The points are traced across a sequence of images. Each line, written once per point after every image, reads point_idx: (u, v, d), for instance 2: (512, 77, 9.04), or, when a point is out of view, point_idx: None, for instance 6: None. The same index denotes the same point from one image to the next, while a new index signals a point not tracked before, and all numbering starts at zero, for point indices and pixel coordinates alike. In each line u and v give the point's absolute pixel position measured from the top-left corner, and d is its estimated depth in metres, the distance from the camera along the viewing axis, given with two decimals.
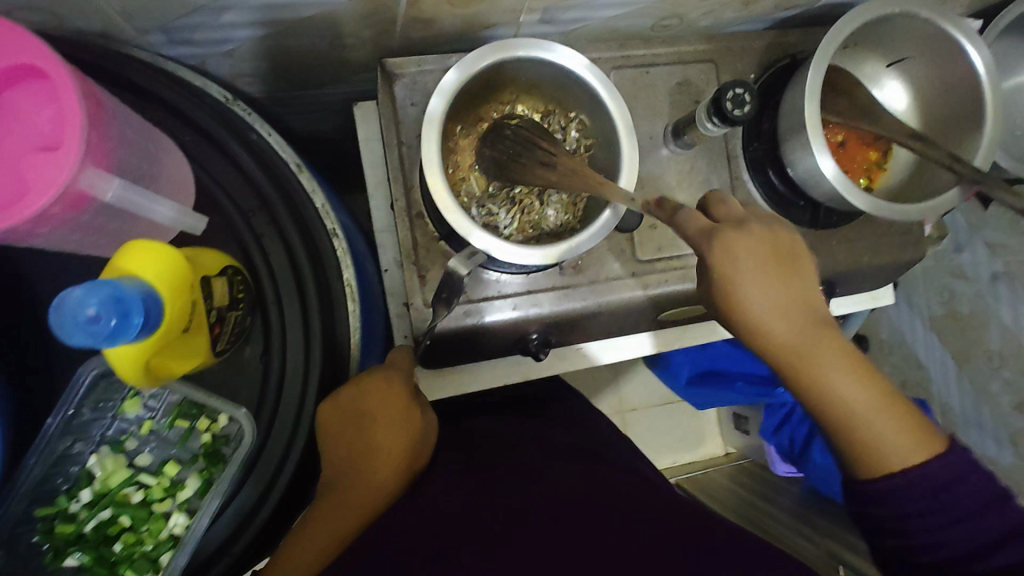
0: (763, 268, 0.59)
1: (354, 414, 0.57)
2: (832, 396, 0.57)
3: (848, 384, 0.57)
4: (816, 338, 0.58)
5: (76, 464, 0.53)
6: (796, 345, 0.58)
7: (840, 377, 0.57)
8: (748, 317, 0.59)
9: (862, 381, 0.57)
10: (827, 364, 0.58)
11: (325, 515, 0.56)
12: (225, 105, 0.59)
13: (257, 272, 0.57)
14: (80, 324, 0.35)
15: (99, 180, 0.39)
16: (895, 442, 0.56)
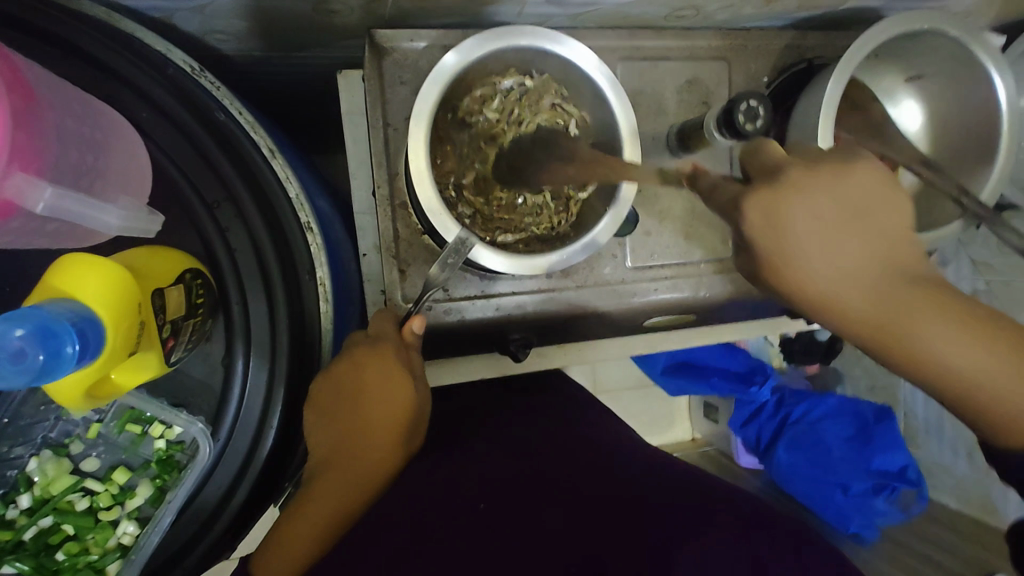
0: (835, 218, 0.45)
1: (347, 389, 0.52)
2: (932, 354, 0.46)
3: (945, 332, 0.45)
4: (900, 302, 0.46)
5: (14, 468, 0.50)
6: (887, 308, 0.46)
7: (944, 341, 0.45)
8: (829, 307, 0.47)
9: (976, 338, 0.45)
10: (917, 312, 0.45)
11: (320, 496, 0.53)
12: (188, 76, 0.52)
13: (221, 269, 0.52)
14: (4, 363, 0.32)
15: (28, 186, 0.34)
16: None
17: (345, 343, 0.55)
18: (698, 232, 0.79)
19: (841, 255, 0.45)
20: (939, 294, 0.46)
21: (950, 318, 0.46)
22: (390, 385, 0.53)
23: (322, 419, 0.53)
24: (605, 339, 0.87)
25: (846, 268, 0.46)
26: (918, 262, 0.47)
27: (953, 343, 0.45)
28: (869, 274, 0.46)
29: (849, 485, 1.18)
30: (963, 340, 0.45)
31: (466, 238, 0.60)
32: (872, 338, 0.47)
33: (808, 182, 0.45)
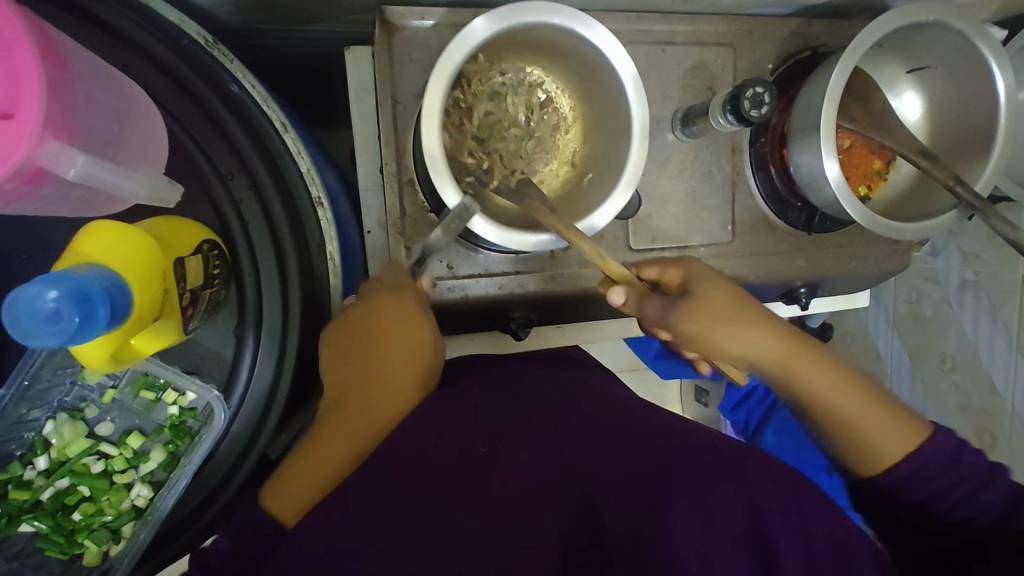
0: (739, 314, 0.55)
1: (361, 332, 0.56)
2: (863, 437, 0.52)
3: (850, 398, 0.53)
4: (787, 357, 0.54)
5: (31, 430, 0.51)
6: (789, 371, 0.54)
7: (825, 379, 0.54)
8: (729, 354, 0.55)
9: (844, 382, 0.54)
10: (810, 373, 0.54)
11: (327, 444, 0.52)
12: (201, 49, 0.51)
13: (234, 241, 0.53)
14: (41, 323, 0.34)
15: (61, 153, 0.35)
16: (886, 436, 0.52)
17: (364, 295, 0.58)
18: (698, 216, 0.80)
19: (747, 337, 0.54)
20: (739, 301, 0.55)
21: (888, 405, 0.53)
22: (410, 331, 0.57)
23: (339, 359, 0.56)
24: (604, 321, 0.88)
25: (770, 353, 0.54)
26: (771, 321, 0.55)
27: (855, 405, 0.53)
28: (917, 433, 0.52)
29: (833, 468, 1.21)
30: (861, 397, 0.54)
31: (469, 205, 0.60)
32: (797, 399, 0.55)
33: (699, 286, 0.55)
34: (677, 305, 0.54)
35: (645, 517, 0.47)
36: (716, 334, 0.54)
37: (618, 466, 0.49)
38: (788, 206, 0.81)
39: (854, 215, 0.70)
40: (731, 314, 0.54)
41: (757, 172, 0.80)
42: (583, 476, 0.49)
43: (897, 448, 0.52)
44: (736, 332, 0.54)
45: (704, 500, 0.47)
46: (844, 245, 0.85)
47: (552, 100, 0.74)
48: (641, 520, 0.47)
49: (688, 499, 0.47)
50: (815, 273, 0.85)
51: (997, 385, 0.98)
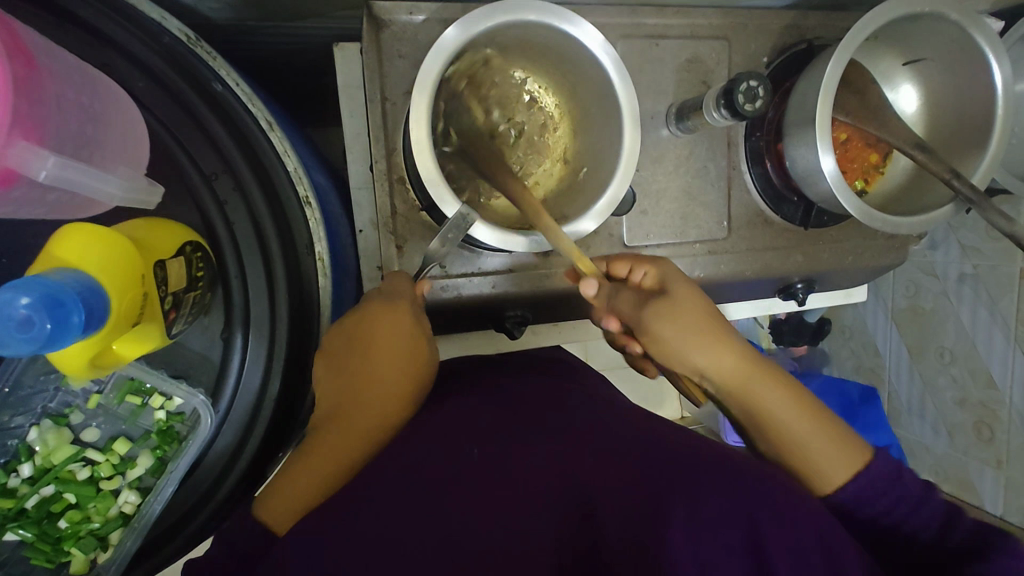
0: (700, 323, 0.54)
1: (357, 340, 0.56)
2: (801, 455, 0.51)
3: (796, 414, 0.52)
4: (745, 367, 0.54)
5: (14, 437, 0.50)
6: (735, 384, 0.54)
7: (776, 394, 0.53)
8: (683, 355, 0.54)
9: (798, 401, 0.52)
10: (757, 386, 0.53)
11: (319, 452, 0.53)
12: (184, 47, 0.50)
13: (219, 243, 0.52)
14: (12, 330, 0.33)
15: (30, 155, 0.34)
16: (829, 452, 0.50)
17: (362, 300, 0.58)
18: (693, 212, 0.79)
19: (709, 347, 0.54)
20: (703, 307, 0.55)
21: (833, 428, 0.52)
22: (398, 336, 0.56)
23: (332, 370, 0.56)
24: (600, 318, 0.88)
25: (719, 365, 0.54)
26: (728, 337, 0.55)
27: (800, 422, 0.52)
28: (855, 458, 0.50)
29: None
30: (809, 415, 0.52)
31: (466, 213, 0.60)
32: (741, 408, 0.55)
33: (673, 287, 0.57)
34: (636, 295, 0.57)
35: (640, 534, 0.45)
36: (662, 339, 0.55)
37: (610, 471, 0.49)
38: (785, 201, 0.80)
39: (850, 210, 0.69)
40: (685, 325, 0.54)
41: (752, 167, 0.80)
42: (576, 490, 0.48)
43: (835, 471, 0.50)
44: (682, 340, 0.54)
45: (700, 514, 0.45)
46: (841, 240, 0.84)
47: (537, 99, 0.74)
48: (636, 535, 0.45)
49: (680, 513, 0.45)
50: (812, 268, 0.84)
51: (996, 378, 0.97)
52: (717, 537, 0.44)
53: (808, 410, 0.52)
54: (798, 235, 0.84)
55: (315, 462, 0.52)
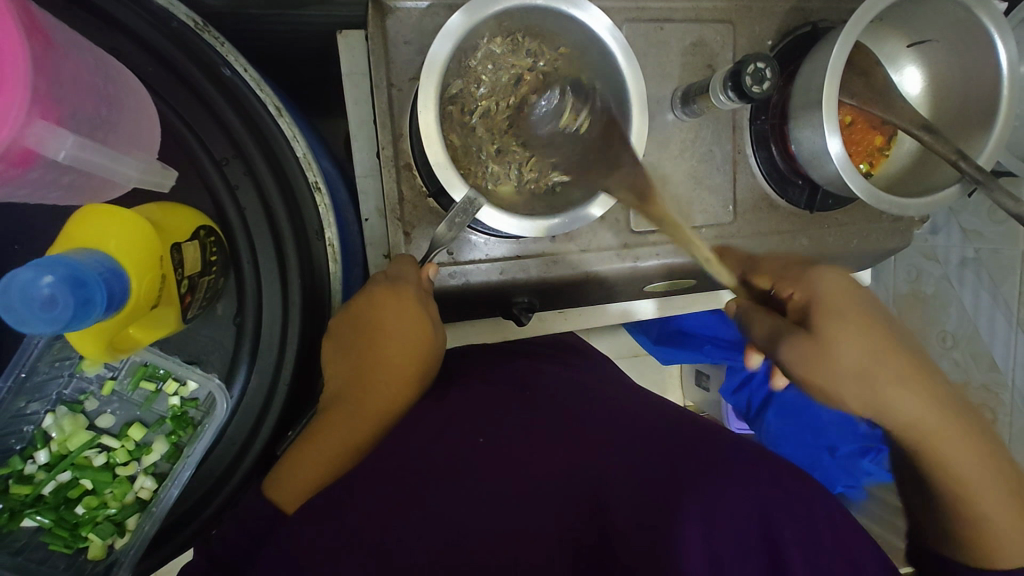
0: (906, 372, 0.56)
1: (362, 324, 0.55)
2: (991, 519, 0.55)
3: (978, 474, 0.56)
4: (945, 418, 0.56)
5: (30, 424, 0.50)
6: (923, 435, 0.56)
7: (964, 455, 0.55)
8: (899, 413, 0.56)
9: (987, 460, 0.56)
10: (954, 441, 0.55)
11: (327, 432, 0.53)
12: (192, 32, 0.50)
13: (230, 228, 0.52)
14: (35, 309, 0.33)
15: (49, 134, 0.34)
16: (1012, 522, 0.55)
17: (368, 284, 0.57)
18: (699, 196, 0.79)
19: (904, 396, 0.56)
20: (881, 343, 0.57)
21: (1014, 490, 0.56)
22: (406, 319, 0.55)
23: (338, 351, 0.56)
24: (605, 304, 0.87)
25: (928, 415, 0.56)
26: (946, 388, 0.58)
27: (1000, 489, 0.55)
28: None
29: (836, 447, 1.19)
30: (998, 475, 0.56)
31: (474, 198, 0.61)
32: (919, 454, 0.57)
33: (862, 325, 0.57)
34: (828, 321, 0.58)
35: (655, 521, 0.48)
36: (891, 391, 0.56)
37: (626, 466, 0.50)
38: (790, 184, 0.79)
39: (857, 192, 0.69)
40: (908, 368, 0.57)
41: (758, 151, 0.80)
42: (589, 476, 0.50)
43: (1019, 544, 0.54)
44: (909, 397, 0.55)
45: (716, 503, 0.48)
46: (846, 223, 0.84)
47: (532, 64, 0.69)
48: (651, 522, 0.48)
49: (698, 501, 0.48)
50: (817, 251, 0.84)
51: (998, 361, 0.97)
52: (730, 525, 0.47)
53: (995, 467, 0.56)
54: (803, 219, 0.84)
55: (323, 444, 0.53)
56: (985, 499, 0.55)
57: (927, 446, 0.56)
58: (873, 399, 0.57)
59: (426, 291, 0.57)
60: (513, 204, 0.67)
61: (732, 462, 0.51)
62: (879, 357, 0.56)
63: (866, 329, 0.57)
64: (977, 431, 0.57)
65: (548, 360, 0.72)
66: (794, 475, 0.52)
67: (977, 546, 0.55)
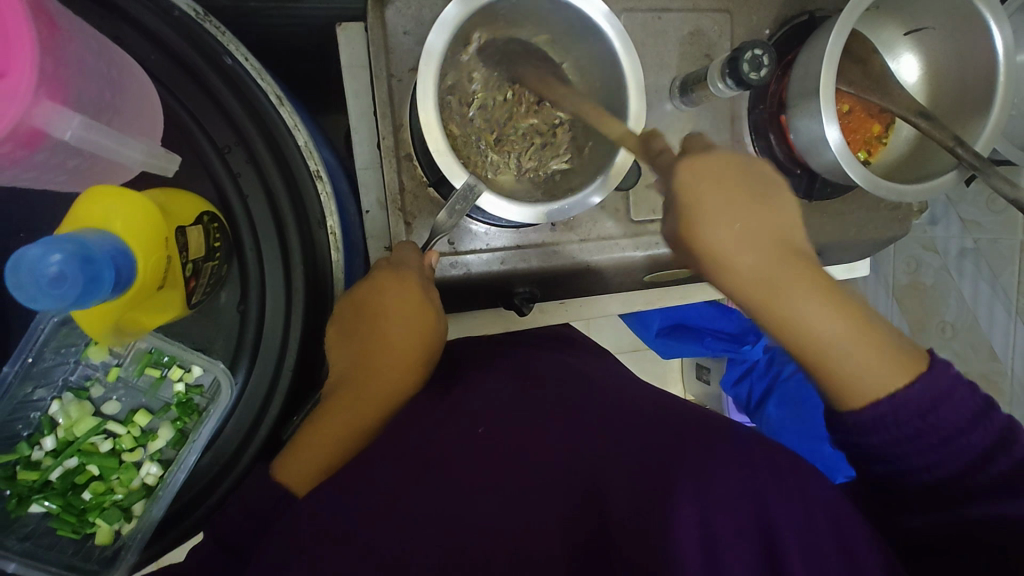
0: (740, 212, 0.50)
1: (365, 308, 0.56)
2: (830, 354, 0.46)
3: (818, 311, 0.46)
4: (783, 263, 0.48)
5: (37, 410, 0.51)
6: (761, 282, 0.48)
7: (807, 300, 0.47)
8: (724, 264, 0.50)
9: (823, 299, 0.47)
10: (787, 274, 0.48)
11: (332, 416, 0.54)
12: (194, 22, 0.50)
13: (234, 216, 0.52)
14: (43, 286, 0.33)
15: (56, 115, 0.36)
16: (864, 363, 0.45)
17: (368, 273, 0.59)
18: None
19: (730, 242, 0.49)
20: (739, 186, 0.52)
21: (855, 331, 0.46)
22: (408, 307, 0.56)
23: (343, 338, 0.57)
24: (606, 295, 0.88)
25: (757, 263, 0.48)
26: (800, 239, 0.51)
27: (838, 326, 0.46)
28: (908, 369, 0.45)
29: None
30: (831, 314, 0.46)
31: (474, 184, 0.61)
32: (756, 303, 0.49)
33: (700, 166, 0.53)
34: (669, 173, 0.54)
35: (645, 516, 0.45)
36: (718, 237, 0.50)
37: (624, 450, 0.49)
38: (788, 172, 0.79)
39: (856, 180, 0.70)
40: (747, 223, 0.50)
41: (756, 140, 0.80)
42: (587, 467, 0.49)
43: (871, 376, 0.45)
44: (740, 238, 0.49)
45: (707, 495, 0.45)
46: (845, 212, 0.85)
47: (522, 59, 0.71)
48: (642, 518, 0.45)
49: (687, 493, 0.45)
50: (816, 240, 0.84)
51: (996, 350, 0.96)
52: (724, 518, 0.44)
53: (840, 303, 0.47)
54: (802, 208, 0.84)
55: (327, 430, 0.53)
56: (819, 337, 0.46)
57: (765, 294, 0.48)
58: (720, 254, 0.50)
59: (428, 279, 0.58)
60: (511, 191, 0.67)
61: (727, 448, 0.48)
62: (732, 213, 0.50)
63: (714, 173, 0.52)
64: (816, 269, 0.48)
65: (549, 350, 0.72)
66: (796, 463, 0.49)
67: (842, 396, 0.46)
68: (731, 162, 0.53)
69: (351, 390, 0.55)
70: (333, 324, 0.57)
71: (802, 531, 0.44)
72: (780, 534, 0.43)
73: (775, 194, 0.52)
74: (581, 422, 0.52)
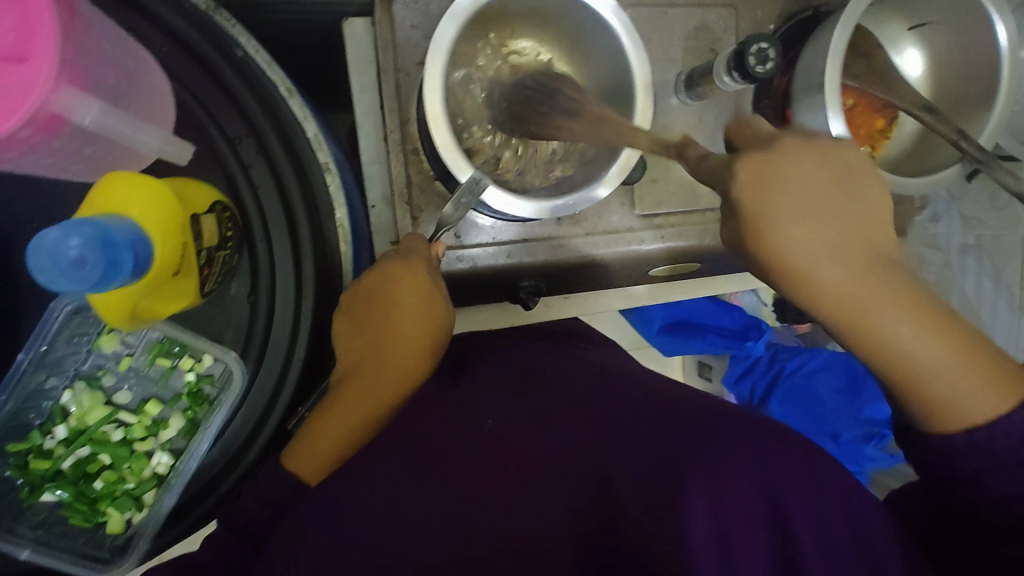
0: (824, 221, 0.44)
1: (376, 299, 0.56)
2: (924, 381, 0.43)
3: (914, 333, 0.42)
4: (877, 283, 0.43)
5: (49, 399, 0.51)
6: (856, 304, 0.43)
7: (906, 327, 0.42)
8: (809, 281, 0.44)
9: (927, 323, 0.42)
10: (878, 292, 0.43)
11: (344, 407, 0.54)
12: (205, 13, 0.50)
13: (244, 207, 0.53)
14: (63, 269, 0.34)
15: (75, 101, 0.37)
16: (967, 390, 0.42)
17: (379, 260, 0.58)
18: None
19: (814, 255, 0.44)
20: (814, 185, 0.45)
21: (948, 349, 0.42)
22: (418, 299, 0.56)
23: (352, 328, 0.57)
24: (610, 290, 0.88)
25: (844, 285, 0.43)
26: (887, 249, 0.45)
27: (947, 353, 0.42)
28: (1021, 394, 0.41)
29: (839, 434, 1.19)
30: (926, 337, 0.42)
31: (479, 178, 0.61)
32: (842, 323, 0.44)
33: (785, 165, 0.46)
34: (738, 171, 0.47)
35: (656, 505, 0.45)
36: (799, 249, 0.44)
37: (635, 438, 0.49)
38: None
39: None
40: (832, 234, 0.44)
41: None
42: (598, 454, 0.49)
43: (970, 402, 0.42)
44: (820, 248, 0.44)
45: (718, 483, 0.44)
46: None
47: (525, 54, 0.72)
48: (653, 503, 0.45)
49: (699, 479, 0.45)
50: None
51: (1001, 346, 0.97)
52: (735, 508, 0.44)
53: (937, 323, 0.42)
54: None
55: (338, 420, 0.54)
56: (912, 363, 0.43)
57: (854, 316, 0.44)
58: (801, 271, 0.44)
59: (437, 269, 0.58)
60: (515, 183, 0.69)
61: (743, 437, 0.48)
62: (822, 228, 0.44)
63: (799, 173, 0.46)
64: (908, 284, 0.44)
65: (554, 343, 0.73)
66: (811, 457, 0.49)
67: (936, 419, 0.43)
68: (814, 156, 0.46)
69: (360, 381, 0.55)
70: (342, 314, 0.57)
71: (812, 523, 0.44)
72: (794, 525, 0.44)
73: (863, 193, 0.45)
74: (592, 411, 0.52)
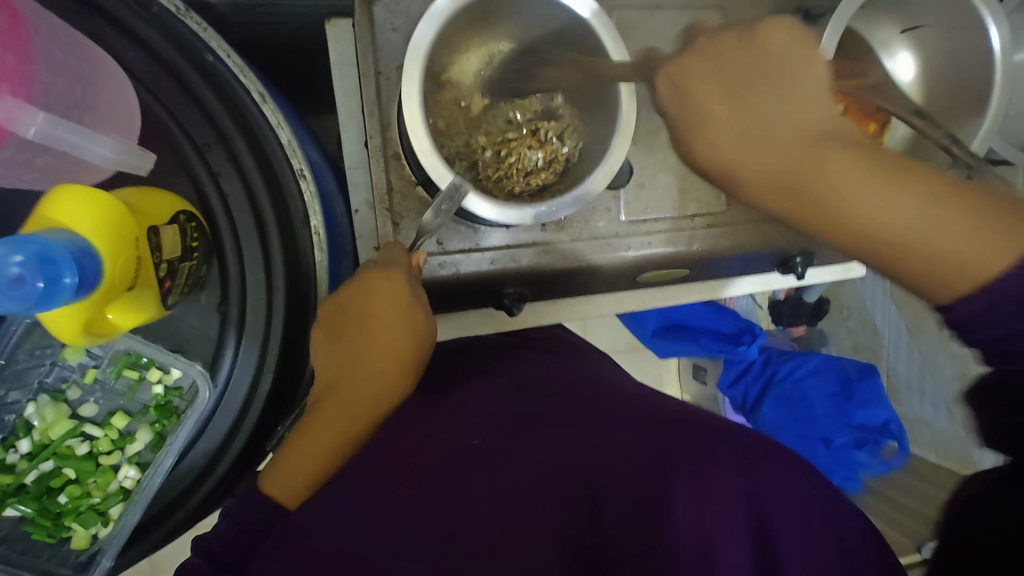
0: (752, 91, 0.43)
1: (353, 312, 0.54)
2: (906, 243, 0.39)
3: (882, 200, 0.39)
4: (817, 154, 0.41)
5: (12, 413, 0.50)
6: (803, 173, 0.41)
7: (860, 185, 0.39)
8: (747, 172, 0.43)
9: (889, 181, 0.39)
10: (833, 163, 0.40)
11: (321, 423, 0.54)
12: (174, 17, 0.48)
13: (215, 219, 0.51)
14: (5, 288, 0.34)
15: (19, 110, 0.37)
16: (950, 240, 0.37)
17: (358, 269, 0.56)
18: (692, 187, 0.78)
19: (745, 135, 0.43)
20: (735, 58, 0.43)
21: (934, 210, 0.38)
22: (396, 314, 0.55)
23: (330, 342, 0.55)
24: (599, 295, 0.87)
25: (785, 169, 0.42)
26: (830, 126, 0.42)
27: (909, 207, 0.38)
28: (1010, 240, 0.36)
29: (831, 439, 1.17)
30: (893, 195, 0.39)
31: (460, 184, 0.60)
32: (793, 209, 0.42)
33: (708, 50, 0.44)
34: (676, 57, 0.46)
35: (640, 521, 0.43)
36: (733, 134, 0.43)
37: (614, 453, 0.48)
38: None
39: None
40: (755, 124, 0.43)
41: None
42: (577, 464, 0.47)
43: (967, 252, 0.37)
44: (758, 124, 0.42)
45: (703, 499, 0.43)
46: None
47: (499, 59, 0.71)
48: (635, 519, 0.43)
49: (681, 498, 0.43)
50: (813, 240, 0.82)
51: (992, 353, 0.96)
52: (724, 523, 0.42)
53: (910, 183, 0.38)
54: None
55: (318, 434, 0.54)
56: (882, 232, 0.39)
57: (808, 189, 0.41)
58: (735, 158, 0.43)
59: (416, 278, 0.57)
60: (500, 192, 0.68)
61: (726, 445, 0.46)
62: (745, 118, 0.42)
63: (725, 56, 0.43)
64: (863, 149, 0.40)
65: (540, 351, 0.72)
66: (802, 466, 0.46)
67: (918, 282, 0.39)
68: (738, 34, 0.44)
69: (339, 397, 0.54)
70: (321, 329, 0.55)
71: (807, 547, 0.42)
72: (781, 539, 0.41)
73: (792, 60, 0.42)
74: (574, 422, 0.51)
